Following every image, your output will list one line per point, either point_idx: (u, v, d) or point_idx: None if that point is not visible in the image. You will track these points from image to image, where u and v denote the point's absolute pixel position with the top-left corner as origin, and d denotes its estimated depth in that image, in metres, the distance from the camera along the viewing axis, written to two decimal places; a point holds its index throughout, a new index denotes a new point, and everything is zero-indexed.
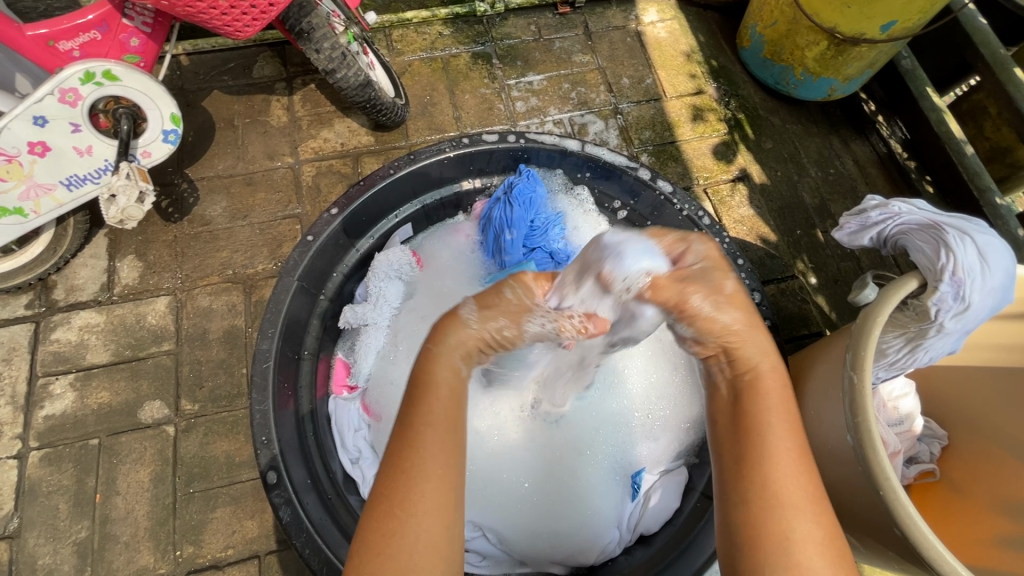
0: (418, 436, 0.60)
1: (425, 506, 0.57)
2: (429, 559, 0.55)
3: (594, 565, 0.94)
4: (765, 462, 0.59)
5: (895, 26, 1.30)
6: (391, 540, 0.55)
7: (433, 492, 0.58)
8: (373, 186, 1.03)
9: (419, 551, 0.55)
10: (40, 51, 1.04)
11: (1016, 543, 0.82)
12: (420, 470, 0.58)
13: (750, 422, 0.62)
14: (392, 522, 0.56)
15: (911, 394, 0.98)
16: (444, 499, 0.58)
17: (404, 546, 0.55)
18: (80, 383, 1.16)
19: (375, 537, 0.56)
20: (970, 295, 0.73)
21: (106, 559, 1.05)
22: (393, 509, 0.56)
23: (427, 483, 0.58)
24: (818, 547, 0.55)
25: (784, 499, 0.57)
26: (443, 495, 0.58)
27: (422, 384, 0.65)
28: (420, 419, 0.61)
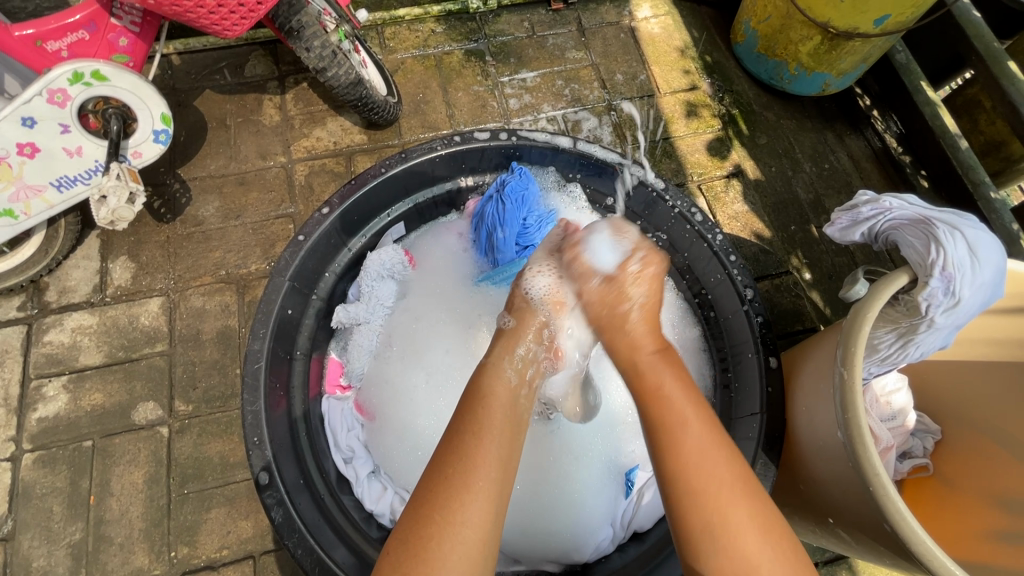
0: (468, 446, 0.64)
1: (468, 515, 0.59)
2: (466, 566, 0.57)
3: (588, 562, 0.94)
4: (678, 459, 0.64)
5: (889, 20, 1.30)
6: (428, 544, 0.58)
7: (481, 503, 0.61)
8: (365, 185, 1.03)
9: (454, 559, 0.57)
10: (27, 52, 1.03)
11: (1011, 536, 0.82)
12: (463, 476, 0.61)
13: (656, 420, 0.68)
14: (431, 526, 0.59)
15: (903, 389, 0.98)
16: (486, 511, 0.61)
17: (441, 550, 0.57)
18: (73, 384, 1.15)
19: (415, 543, 0.58)
20: (959, 290, 0.73)
21: (101, 560, 1.05)
22: (434, 514, 0.59)
23: (467, 494, 0.60)
24: (750, 526, 0.61)
25: (720, 496, 0.62)
26: (486, 509, 0.61)
27: (479, 397, 0.70)
28: (470, 430, 0.66)
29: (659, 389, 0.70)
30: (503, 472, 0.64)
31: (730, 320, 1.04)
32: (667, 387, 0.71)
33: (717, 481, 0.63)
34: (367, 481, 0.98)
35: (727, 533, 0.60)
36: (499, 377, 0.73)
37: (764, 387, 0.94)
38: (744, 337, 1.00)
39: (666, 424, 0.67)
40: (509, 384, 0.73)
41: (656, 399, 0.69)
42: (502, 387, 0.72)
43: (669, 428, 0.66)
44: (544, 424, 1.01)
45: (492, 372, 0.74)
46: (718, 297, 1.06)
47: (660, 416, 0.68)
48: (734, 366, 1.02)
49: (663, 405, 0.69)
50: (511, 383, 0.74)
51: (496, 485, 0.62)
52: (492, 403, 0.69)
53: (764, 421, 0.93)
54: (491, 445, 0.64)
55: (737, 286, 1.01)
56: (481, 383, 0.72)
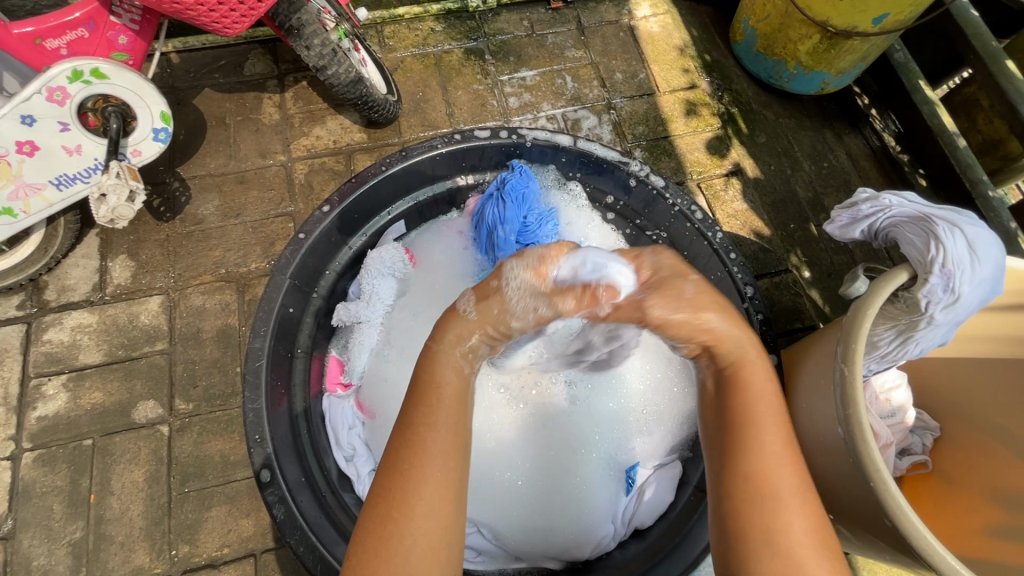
0: (418, 440, 0.62)
1: (423, 509, 0.59)
2: (427, 559, 0.57)
3: (589, 559, 0.94)
4: (756, 457, 0.63)
5: (888, 19, 1.30)
6: (387, 542, 0.57)
7: (434, 494, 0.60)
8: (365, 183, 1.03)
9: (416, 554, 0.56)
10: (26, 50, 1.03)
11: (1009, 532, 0.82)
12: (416, 470, 0.60)
13: (738, 419, 0.67)
14: (391, 524, 0.58)
15: (903, 385, 0.99)
16: (442, 501, 0.60)
17: (401, 545, 0.57)
18: (73, 383, 1.15)
19: (374, 540, 0.58)
20: (958, 287, 0.73)
21: (101, 558, 1.05)
22: (389, 509, 0.59)
23: (427, 486, 0.60)
24: (814, 537, 0.59)
25: (786, 499, 0.61)
26: (442, 498, 0.60)
27: (424, 384, 0.68)
28: (420, 421, 0.64)
29: (756, 384, 0.69)
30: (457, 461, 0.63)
31: None
32: (759, 386, 0.69)
33: (788, 487, 0.62)
34: (368, 479, 0.98)
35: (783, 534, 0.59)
36: None
37: None
38: None
39: (750, 421, 0.66)
40: (461, 369, 0.72)
41: (739, 398, 0.68)
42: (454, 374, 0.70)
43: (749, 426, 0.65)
44: (545, 422, 1.01)
45: (434, 358, 0.71)
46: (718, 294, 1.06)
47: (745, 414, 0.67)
48: None
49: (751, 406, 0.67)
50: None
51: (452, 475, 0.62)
52: (439, 389, 0.68)
53: None
54: (442, 434, 0.63)
55: (737, 283, 1.02)
56: (428, 369, 0.70)
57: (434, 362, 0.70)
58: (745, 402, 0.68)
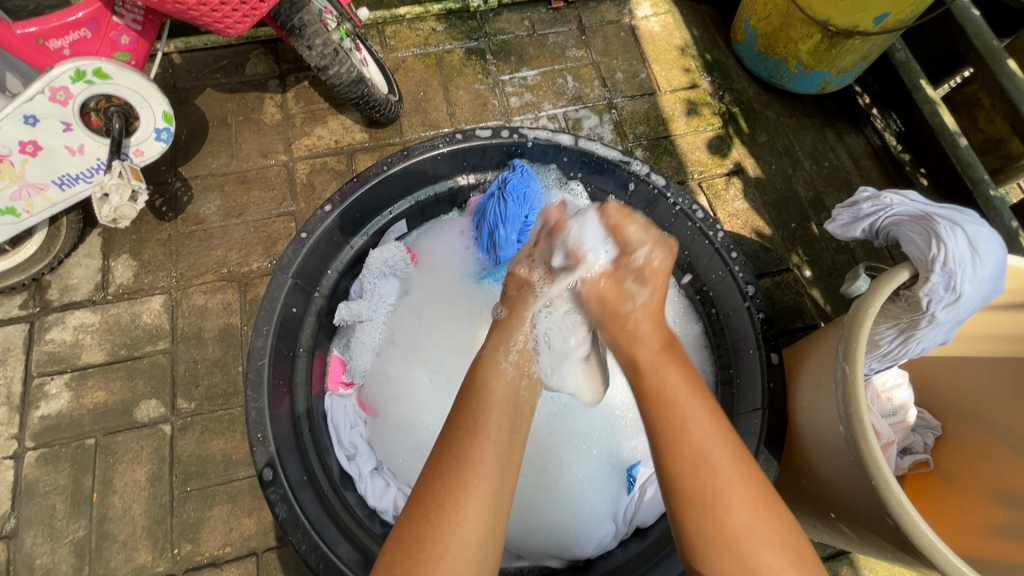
0: (467, 452, 0.64)
1: (467, 514, 0.60)
2: (463, 567, 0.58)
3: (590, 558, 0.94)
4: (700, 480, 0.63)
5: (888, 18, 1.30)
6: (423, 545, 0.58)
7: (478, 503, 0.61)
8: (366, 183, 1.03)
9: (453, 559, 0.58)
10: (29, 50, 1.03)
11: (1010, 531, 0.82)
12: (460, 478, 0.62)
13: (676, 440, 0.66)
14: (425, 526, 0.59)
15: (904, 385, 0.99)
16: (483, 509, 0.61)
17: (437, 550, 0.58)
18: (75, 382, 1.15)
19: (411, 543, 0.59)
20: (960, 286, 0.73)
21: (104, 557, 1.05)
22: (430, 513, 0.60)
23: (469, 495, 0.61)
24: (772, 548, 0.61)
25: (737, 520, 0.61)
26: (482, 507, 0.61)
27: (476, 396, 0.70)
28: (468, 429, 0.66)
29: (679, 398, 0.69)
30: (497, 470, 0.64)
31: (731, 316, 1.04)
32: (686, 401, 0.69)
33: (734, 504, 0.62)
34: (370, 478, 0.98)
35: (730, 530, 0.61)
36: (495, 371, 0.73)
37: (767, 382, 0.94)
38: (745, 333, 1.00)
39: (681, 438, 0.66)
40: (507, 379, 0.73)
41: (661, 411, 0.68)
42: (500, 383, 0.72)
43: (670, 438, 0.66)
44: (546, 422, 1.01)
45: (490, 368, 0.73)
46: (720, 293, 1.06)
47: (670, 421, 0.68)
48: (735, 363, 1.02)
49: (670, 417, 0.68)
50: (510, 375, 0.73)
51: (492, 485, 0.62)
52: (487, 402, 0.69)
53: (766, 417, 0.92)
54: (485, 442, 0.65)
55: (738, 282, 1.02)
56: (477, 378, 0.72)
57: (482, 374, 0.72)
58: (672, 418, 0.67)
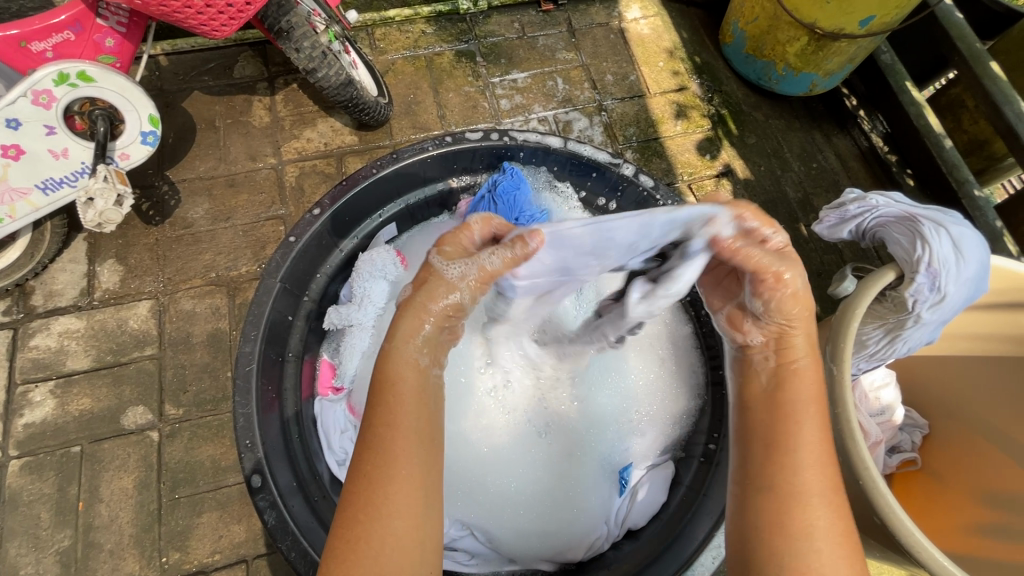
0: (385, 441, 0.61)
1: (394, 507, 0.58)
2: (401, 558, 0.56)
3: (583, 562, 0.93)
4: (792, 462, 0.62)
5: (874, 21, 1.32)
6: (356, 546, 0.56)
7: (404, 494, 0.59)
8: (356, 186, 1.03)
9: (387, 556, 0.56)
10: (11, 52, 1.01)
11: (997, 532, 0.86)
12: (381, 474, 0.59)
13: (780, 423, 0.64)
14: (357, 528, 0.57)
15: (891, 384, 0.99)
16: (412, 502, 0.59)
17: (370, 546, 0.56)
18: (60, 390, 1.14)
19: (345, 545, 0.57)
20: (946, 286, 0.74)
21: (90, 567, 1.03)
22: (358, 514, 0.58)
23: (393, 486, 0.59)
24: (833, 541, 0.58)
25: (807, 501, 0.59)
26: (411, 497, 0.59)
27: (380, 385, 0.65)
28: (382, 420, 0.63)
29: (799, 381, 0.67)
30: (419, 455, 0.62)
31: None
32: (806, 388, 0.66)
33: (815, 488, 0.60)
34: None
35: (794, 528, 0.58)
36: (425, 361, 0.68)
37: None
38: None
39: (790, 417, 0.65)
40: (423, 363, 0.68)
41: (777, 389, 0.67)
42: (416, 366, 0.68)
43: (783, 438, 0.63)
44: (539, 428, 0.99)
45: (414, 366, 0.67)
46: (707, 294, 1.04)
47: (786, 425, 0.64)
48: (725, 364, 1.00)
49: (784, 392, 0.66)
50: (421, 362, 0.68)
51: (415, 474, 0.60)
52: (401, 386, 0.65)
53: None
54: (401, 430, 0.62)
55: None
56: (390, 368, 0.67)
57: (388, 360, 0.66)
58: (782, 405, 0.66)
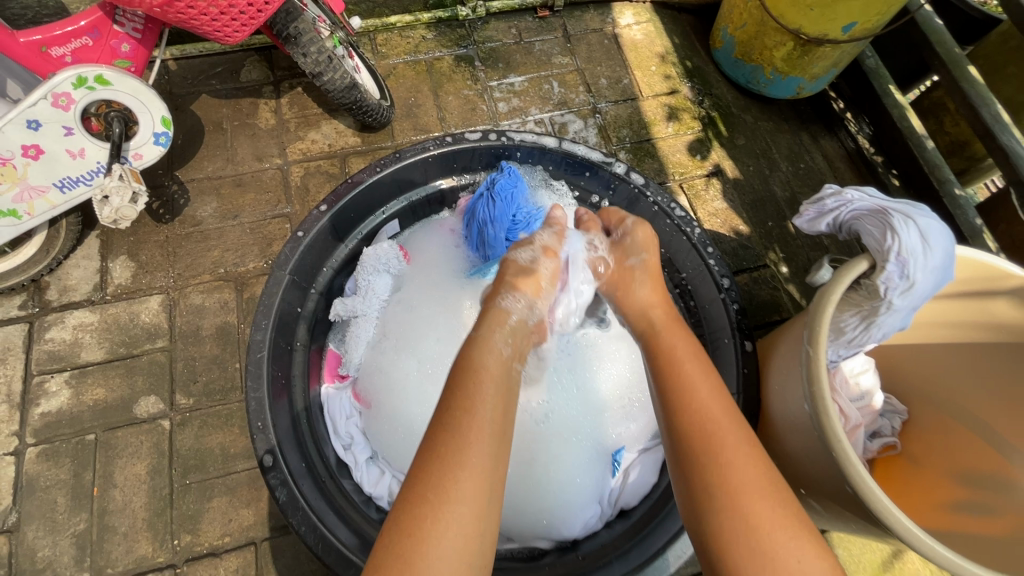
0: (459, 426, 0.63)
1: (463, 493, 0.59)
2: (462, 544, 0.57)
3: (577, 538, 0.98)
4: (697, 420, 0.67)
5: (856, 27, 1.38)
6: (422, 526, 0.57)
7: (473, 484, 0.60)
8: (360, 183, 1.08)
9: (450, 539, 0.56)
10: (31, 56, 1.06)
11: (970, 508, 0.91)
12: (455, 458, 0.61)
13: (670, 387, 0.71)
14: (423, 508, 0.58)
15: (870, 370, 1.05)
16: (479, 491, 0.60)
17: (437, 529, 0.57)
18: (75, 380, 1.18)
19: (411, 525, 0.57)
20: (914, 274, 0.79)
21: (105, 549, 1.07)
22: (428, 494, 0.59)
23: (464, 474, 0.60)
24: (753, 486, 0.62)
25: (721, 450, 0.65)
26: (478, 486, 0.60)
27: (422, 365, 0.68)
28: (460, 406, 0.65)
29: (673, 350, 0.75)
30: (494, 446, 0.63)
31: (707, 309, 1.09)
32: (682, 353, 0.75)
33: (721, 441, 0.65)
34: (365, 466, 1.02)
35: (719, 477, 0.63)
36: (487, 350, 0.72)
37: (740, 369, 1.00)
38: (721, 323, 1.05)
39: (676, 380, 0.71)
40: (500, 355, 0.73)
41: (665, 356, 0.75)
42: (492, 359, 0.72)
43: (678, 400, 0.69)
44: (537, 416, 1.01)
45: None
46: (696, 286, 1.10)
47: (673, 388, 0.71)
48: (712, 352, 1.06)
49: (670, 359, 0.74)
50: (505, 354, 0.74)
51: (490, 463, 0.62)
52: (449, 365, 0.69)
53: (740, 402, 0.98)
54: (481, 421, 0.64)
55: (714, 275, 1.07)
56: (469, 357, 0.72)
57: None
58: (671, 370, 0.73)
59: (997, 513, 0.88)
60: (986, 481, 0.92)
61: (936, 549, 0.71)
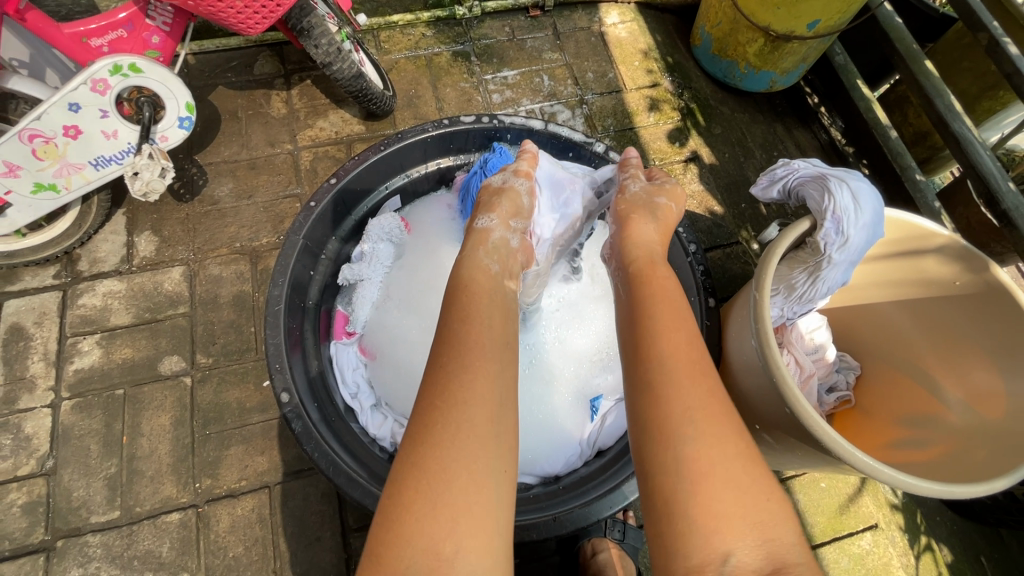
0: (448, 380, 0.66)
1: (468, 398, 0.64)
2: (463, 486, 0.58)
3: (560, 474, 1.10)
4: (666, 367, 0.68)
5: (820, 24, 1.51)
6: (423, 474, 0.59)
7: (465, 431, 0.62)
8: (366, 160, 1.19)
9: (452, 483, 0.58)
10: (72, 46, 1.18)
11: (907, 444, 1.02)
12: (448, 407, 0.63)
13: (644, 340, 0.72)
14: (424, 459, 0.60)
15: (822, 327, 1.17)
16: (473, 440, 0.61)
17: (436, 477, 0.59)
18: (105, 341, 1.30)
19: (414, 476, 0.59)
20: (848, 230, 0.91)
21: (134, 490, 1.18)
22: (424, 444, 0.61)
23: (457, 424, 0.62)
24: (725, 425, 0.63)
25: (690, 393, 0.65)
26: (470, 435, 0.62)
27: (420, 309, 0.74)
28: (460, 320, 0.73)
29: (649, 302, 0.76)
30: (496, 355, 0.70)
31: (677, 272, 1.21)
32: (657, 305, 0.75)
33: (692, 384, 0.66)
34: (370, 412, 1.14)
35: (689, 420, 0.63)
36: (476, 268, 0.83)
37: (705, 322, 1.12)
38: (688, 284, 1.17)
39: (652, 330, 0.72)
40: (489, 273, 0.83)
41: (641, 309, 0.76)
42: (482, 276, 0.82)
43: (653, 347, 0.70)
44: (527, 362, 1.15)
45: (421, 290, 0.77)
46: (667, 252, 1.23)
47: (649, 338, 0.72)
48: None
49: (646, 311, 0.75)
50: (493, 270, 0.84)
51: (494, 367, 0.68)
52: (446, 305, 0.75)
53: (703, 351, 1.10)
54: (481, 332, 0.71)
55: (683, 241, 1.19)
56: (463, 275, 0.82)
57: None
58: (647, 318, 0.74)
59: (929, 444, 0.99)
60: (921, 420, 1.03)
61: (855, 454, 0.84)
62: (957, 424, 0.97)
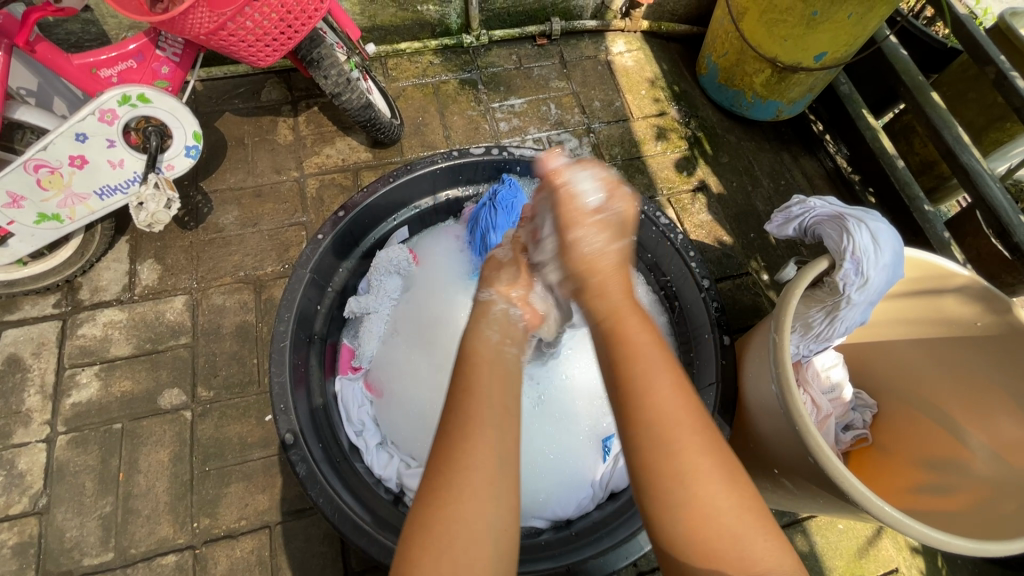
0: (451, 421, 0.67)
1: (465, 487, 0.62)
2: (475, 528, 0.60)
3: (571, 517, 1.07)
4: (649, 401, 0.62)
5: (827, 56, 1.52)
6: (431, 518, 0.61)
7: (475, 475, 0.62)
8: (376, 192, 1.18)
9: (458, 527, 0.60)
10: (82, 76, 1.18)
11: (931, 489, 0.99)
12: (455, 452, 0.64)
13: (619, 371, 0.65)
14: (435, 501, 0.61)
15: (839, 364, 1.14)
16: (483, 479, 0.63)
17: (443, 522, 0.60)
18: (104, 373, 1.27)
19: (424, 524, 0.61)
20: (868, 271, 0.90)
21: (129, 530, 1.14)
22: (432, 490, 0.62)
23: (462, 465, 0.63)
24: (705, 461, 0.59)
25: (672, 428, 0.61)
26: (483, 476, 0.63)
27: None
28: (461, 388, 0.69)
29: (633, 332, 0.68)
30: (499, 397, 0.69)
31: (690, 307, 1.18)
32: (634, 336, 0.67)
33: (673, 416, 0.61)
34: (376, 450, 1.11)
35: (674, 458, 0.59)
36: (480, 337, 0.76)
37: (719, 360, 1.08)
38: (702, 320, 1.15)
39: (625, 362, 0.65)
40: (489, 341, 0.76)
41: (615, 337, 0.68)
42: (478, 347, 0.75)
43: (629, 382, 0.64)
44: (534, 400, 1.12)
45: None
46: (680, 287, 1.20)
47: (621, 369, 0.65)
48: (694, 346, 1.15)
49: (625, 341, 0.67)
50: (494, 340, 0.76)
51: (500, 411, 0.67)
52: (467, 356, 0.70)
53: (718, 391, 1.06)
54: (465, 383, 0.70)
55: (695, 276, 1.18)
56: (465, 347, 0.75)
57: None
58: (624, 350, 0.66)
59: (955, 491, 0.95)
60: (945, 464, 1.00)
61: (881, 507, 0.80)
62: (983, 472, 0.94)
